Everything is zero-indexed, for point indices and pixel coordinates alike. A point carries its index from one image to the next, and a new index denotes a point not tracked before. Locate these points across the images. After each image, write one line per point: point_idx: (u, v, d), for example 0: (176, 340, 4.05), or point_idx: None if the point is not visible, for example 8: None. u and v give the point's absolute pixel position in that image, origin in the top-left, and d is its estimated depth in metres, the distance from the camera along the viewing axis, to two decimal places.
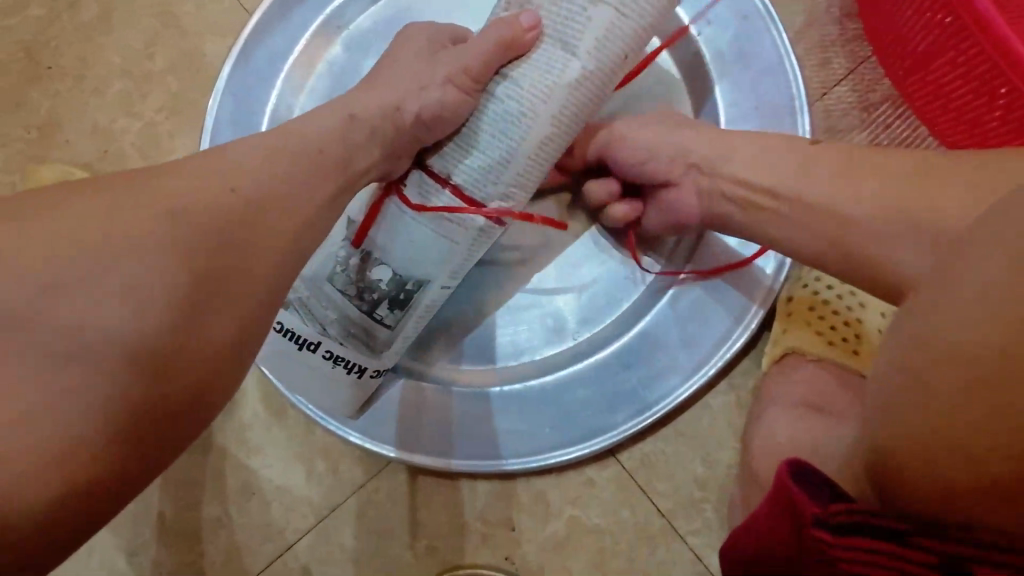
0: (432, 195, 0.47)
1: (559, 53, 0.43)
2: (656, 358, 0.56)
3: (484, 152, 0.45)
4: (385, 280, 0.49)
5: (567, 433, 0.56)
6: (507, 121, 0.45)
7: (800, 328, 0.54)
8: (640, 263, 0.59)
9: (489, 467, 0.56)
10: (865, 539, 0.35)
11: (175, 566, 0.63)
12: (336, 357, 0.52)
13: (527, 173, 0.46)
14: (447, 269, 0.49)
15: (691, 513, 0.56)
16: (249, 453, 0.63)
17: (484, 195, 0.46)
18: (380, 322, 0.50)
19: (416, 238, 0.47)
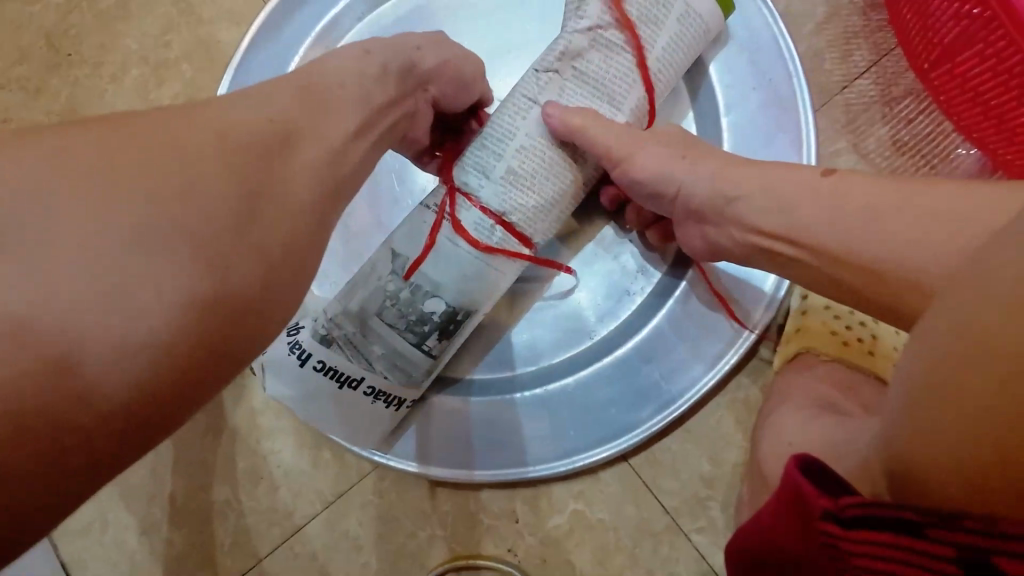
0: (486, 229, 0.49)
1: (607, 108, 0.49)
2: (675, 352, 0.56)
3: (540, 193, 0.49)
4: (438, 312, 0.49)
5: (587, 433, 0.56)
6: (559, 164, 0.49)
7: (814, 326, 0.53)
8: (655, 256, 0.58)
9: (514, 475, 0.56)
10: (872, 528, 0.31)
11: (185, 546, 0.64)
12: (377, 393, 0.52)
13: (565, 213, 0.52)
14: (492, 298, 0.51)
15: (697, 511, 0.55)
16: (258, 438, 0.64)
17: (534, 232, 0.50)
18: (427, 353, 0.51)
19: (471, 271, 0.49)
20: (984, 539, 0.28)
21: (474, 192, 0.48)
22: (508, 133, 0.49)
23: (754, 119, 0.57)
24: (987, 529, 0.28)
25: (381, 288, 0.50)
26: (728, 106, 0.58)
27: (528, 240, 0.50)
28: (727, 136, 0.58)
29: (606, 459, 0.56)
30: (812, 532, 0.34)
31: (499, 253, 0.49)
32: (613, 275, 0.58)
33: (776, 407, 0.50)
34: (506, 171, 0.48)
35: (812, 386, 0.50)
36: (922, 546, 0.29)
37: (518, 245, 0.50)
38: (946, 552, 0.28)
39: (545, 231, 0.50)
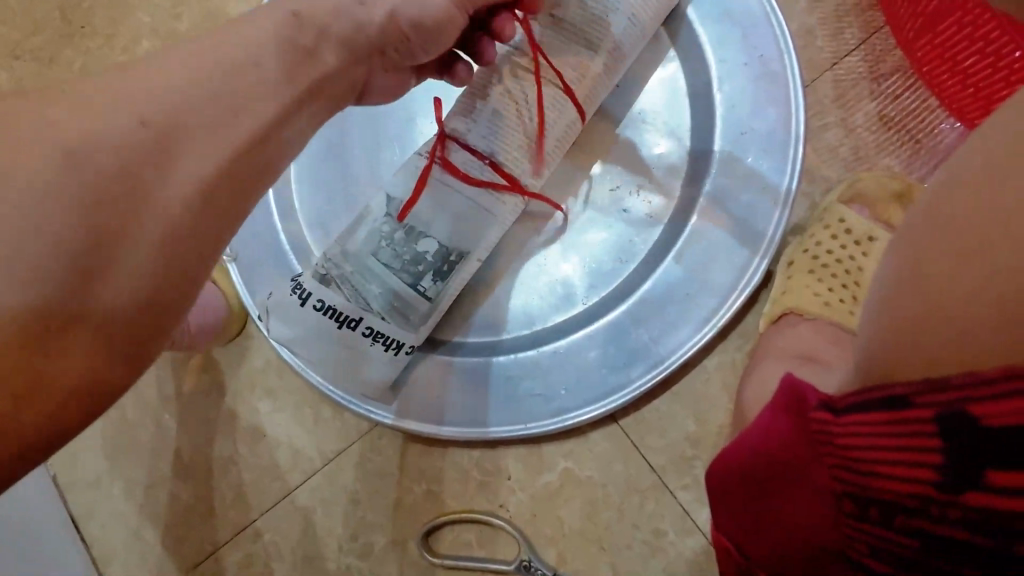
0: (474, 169, 0.52)
1: (585, 49, 0.53)
2: (664, 315, 0.58)
3: (523, 130, 0.52)
4: (431, 252, 0.53)
5: (583, 394, 0.58)
6: (540, 103, 0.52)
7: (798, 289, 0.55)
8: (647, 227, 0.60)
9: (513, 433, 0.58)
10: (866, 407, 0.35)
11: (190, 499, 0.66)
12: (376, 334, 0.55)
13: (553, 154, 0.54)
14: (486, 238, 0.54)
15: (682, 469, 0.57)
16: (261, 397, 0.66)
17: (520, 171, 0.53)
18: (422, 294, 0.54)
19: (462, 211, 0.53)
20: (959, 393, 0.30)
21: (462, 135, 0.53)
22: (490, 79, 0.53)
23: (745, 88, 0.59)
24: (961, 384, 0.30)
25: (378, 230, 0.53)
26: (721, 80, 0.59)
27: (515, 180, 0.53)
28: (719, 107, 0.60)
29: (597, 418, 0.58)
30: (809, 428, 0.38)
31: (487, 190, 0.53)
32: (608, 241, 0.61)
33: (758, 367, 0.53)
34: (489, 112, 0.52)
35: (792, 347, 0.52)
36: (907, 413, 0.32)
37: (505, 185, 0.53)
38: (929, 413, 0.31)
39: (532, 171, 0.53)
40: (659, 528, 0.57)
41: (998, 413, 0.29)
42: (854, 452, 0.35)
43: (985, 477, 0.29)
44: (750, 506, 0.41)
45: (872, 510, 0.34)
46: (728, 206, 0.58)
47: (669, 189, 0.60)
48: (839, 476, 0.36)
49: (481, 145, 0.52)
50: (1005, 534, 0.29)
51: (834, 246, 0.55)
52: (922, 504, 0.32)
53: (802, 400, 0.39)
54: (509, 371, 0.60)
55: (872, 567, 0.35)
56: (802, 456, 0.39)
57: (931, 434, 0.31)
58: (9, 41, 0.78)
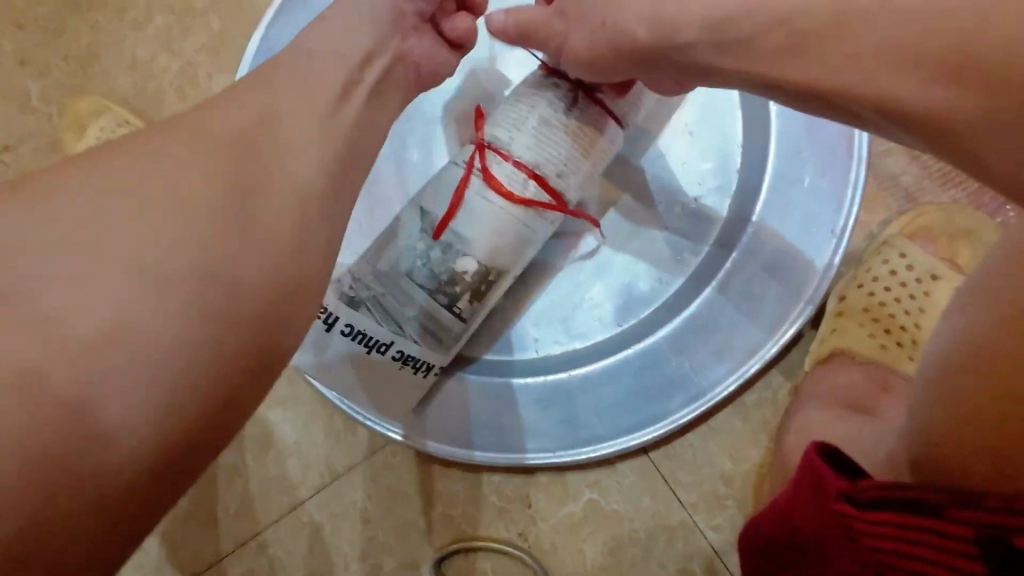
0: (518, 184, 0.47)
1: None
2: (705, 346, 0.54)
3: (571, 144, 0.47)
4: (469, 272, 0.49)
5: (615, 424, 0.55)
6: (589, 116, 0.48)
7: (851, 326, 0.51)
8: (688, 246, 0.57)
9: (539, 460, 0.55)
10: (887, 508, 0.31)
11: (189, 508, 0.63)
12: (406, 358, 0.51)
13: (599, 166, 0.50)
14: (526, 255, 0.50)
15: (714, 508, 0.54)
16: (269, 405, 0.63)
17: (565, 186, 0.48)
18: (457, 316, 0.50)
19: (503, 228, 0.48)
20: (1002, 518, 0.28)
21: (506, 147, 0.47)
22: (533, 89, 0.49)
23: (802, 103, 0.55)
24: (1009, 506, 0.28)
25: (411, 249, 0.49)
26: None
27: (562, 196, 0.48)
28: (774, 122, 0.55)
29: (628, 451, 0.54)
30: (824, 514, 0.35)
31: (532, 208, 0.48)
32: (646, 260, 0.57)
33: (803, 405, 0.50)
34: (534, 122, 0.47)
35: (841, 388, 0.49)
36: (938, 527, 0.30)
37: (550, 201, 0.48)
38: (966, 534, 0.29)
39: (578, 185, 0.49)
40: (686, 568, 0.54)
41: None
42: (881, 554, 0.32)
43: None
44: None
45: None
46: (779, 231, 0.54)
47: (717, 209, 0.57)
48: (859, 566, 0.34)
49: (526, 158, 0.47)
50: None
51: (892, 284, 0.52)
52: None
53: (819, 481, 0.35)
54: (537, 394, 0.57)
55: None
56: (825, 538, 0.35)
57: (969, 553, 0.29)
58: (12, 9, 0.73)
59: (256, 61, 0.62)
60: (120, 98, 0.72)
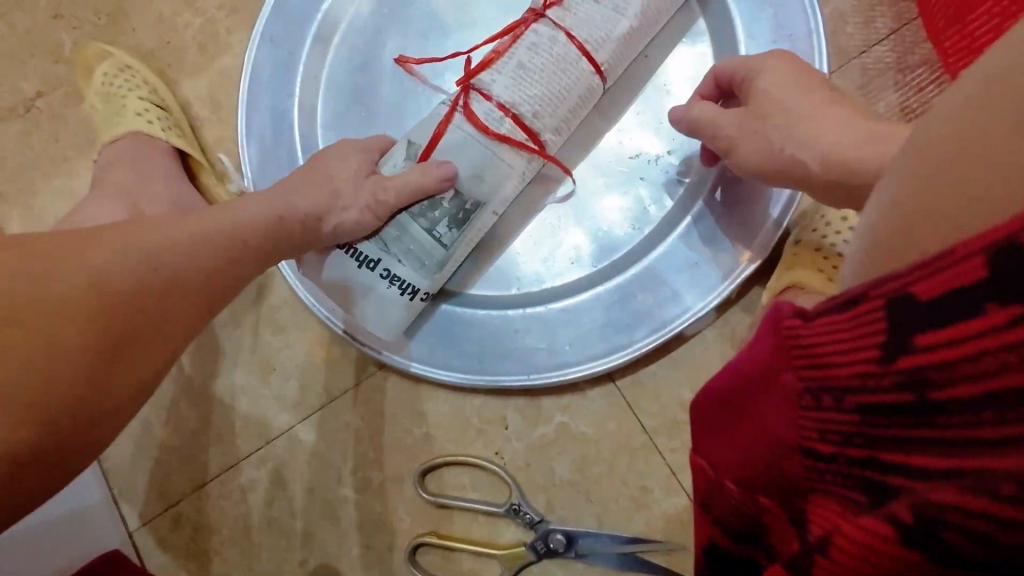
0: (495, 121, 0.53)
1: (611, 12, 0.53)
2: (670, 282, 0.59)
3: (547, 87, 0.53)
4: (448, 198, 0.54)
5: (584, 350, 0.60)
6: (565, 62, 0.53)
7: (806, 266, 0.55)
8: (660, 194, 0.62)
9: (516, 383, 0.61)
10: (830, 307, 0.32)
11: (198, 426, 0.70)
12: (392, 277, 0.55)
13: (572, 112, 0.55)
14: (502, 192, 0.55)
15: (674, 433, 0.60)
16: (275, 333, 0.69)
17: (540, 126, 0.54)
18: (438, 240, 0.55)
19: (480, 157, 0.53)
20: (909, 275, 0.27)
21: (487, 88, 0.53)
22: (517, 36, 0.54)
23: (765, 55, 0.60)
24: (920, 260, 0.27)
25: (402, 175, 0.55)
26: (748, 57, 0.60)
27: (536, 135, 0.54)
28: None
29: (593, 375, 0.60)
30: (777, 336, 0.36)
31: (504, 144, 0.53)
32: (620, 205, 0.62)
33: None
34: (514, 68, 0.53)
35: None
36: (865, 301, 0.29)
37: (525, 139, 0.53)
38: (883, 296, 0.28)
39: (552, 128, 0.54)
40: (645, 486, 0.60)
41: (941, 283, 0.25)
42: (813, 345, 0.32)
43: (918, 340, 0.26)
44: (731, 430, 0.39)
45: (824, 400, 0.31)
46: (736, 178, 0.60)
47: (688, 163, 0.62)
48: (796, 378, 0.34)
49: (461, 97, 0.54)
50: (934, 405, 0.26)
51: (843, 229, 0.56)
52: (865, 382, 0.29)
53: (777, 312, 0.37)
54: (514, 326, 0.62)
55: (826, 462, 0.31)
56: (773, 363, 0.36)
57: (876, 313, 0.28)
58: None
59: (274, 16, 0.68)
60: (145, 51, 0.78)
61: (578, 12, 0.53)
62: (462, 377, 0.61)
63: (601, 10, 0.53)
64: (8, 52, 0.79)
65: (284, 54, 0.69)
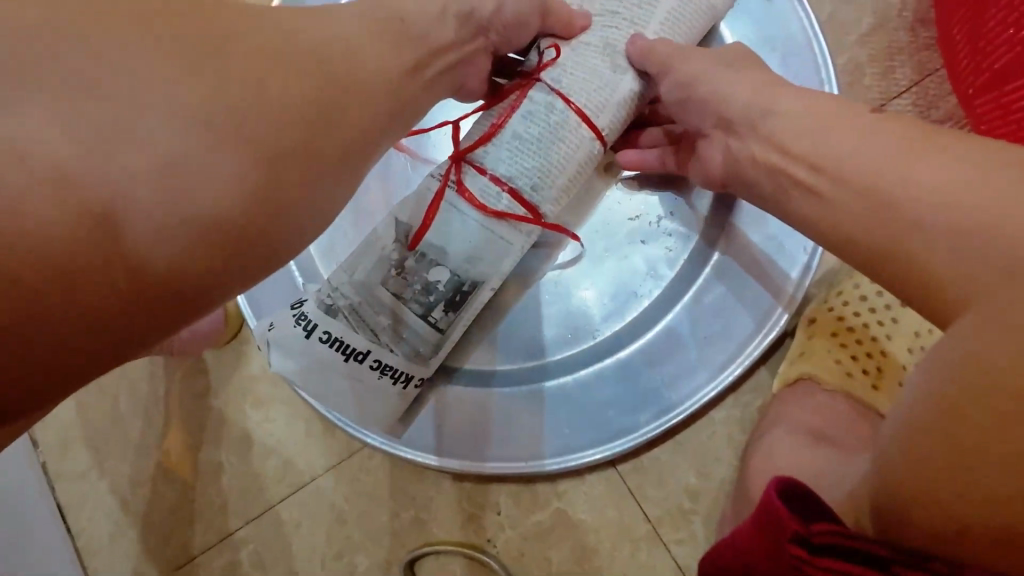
0: (491, 197, 0.48)
1: (611, 72, 0.49)
2: (680, 359, 0.55)
3: (545, 157, 0.48)
4: (442, 281, 0.49)
5: (585, 435, 0.56)
6: (564, 129, 0.48)
7: (821, 354, 0.51)
8: (669, 262, 0.57)
9: (513, 469, 0.56)
10: (840, 557, 0.37)
11: (177, 502, 0.66)
12: (383, 367, 0.51)
13: (575, 178, 0.50)
14: (500, 269, 0.50)
15: (679, 523, 0.55)
16: (255, 405, 0.66)
17: (540, 199, 0.49)
18: (434, 326, 0.51)
19: (476, 237, 0.49)
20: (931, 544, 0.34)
21: (482, 161, 0.49)
22: (512, 103, 0.49)
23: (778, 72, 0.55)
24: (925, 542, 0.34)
25: (387, 257, 0.49)
26: None
27: (536, 208, 0.49)
28: None
29: (596, 462, 0.56)
30: (784, 552, 0.40)
31: (503, 221, 0.49)
32: (624, 273, 0.57)
33: (770, 430, 0.51)
34: (509, 138, 0.48)
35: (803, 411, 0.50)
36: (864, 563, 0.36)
37: (524, 213, 0.49)
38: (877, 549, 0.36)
39: (553, 198, 0.50)
40: None
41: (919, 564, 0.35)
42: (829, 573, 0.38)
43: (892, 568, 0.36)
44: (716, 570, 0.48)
45: None
46: (748, 244, 0.55)
47: (692, 224, 0.57)
48: None
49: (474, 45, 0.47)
50: None
51: (861, 311, 0.52)
52: None
53: (778, 509, 0.40)
54: (511, 404, 0.58)
55: None
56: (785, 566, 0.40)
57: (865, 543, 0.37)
58: None
59: None
60: None
61: (575, 73, 0.49)
62: (459, 463, 0.57)
63: (599, 71, 0.49)
64: None
65: None
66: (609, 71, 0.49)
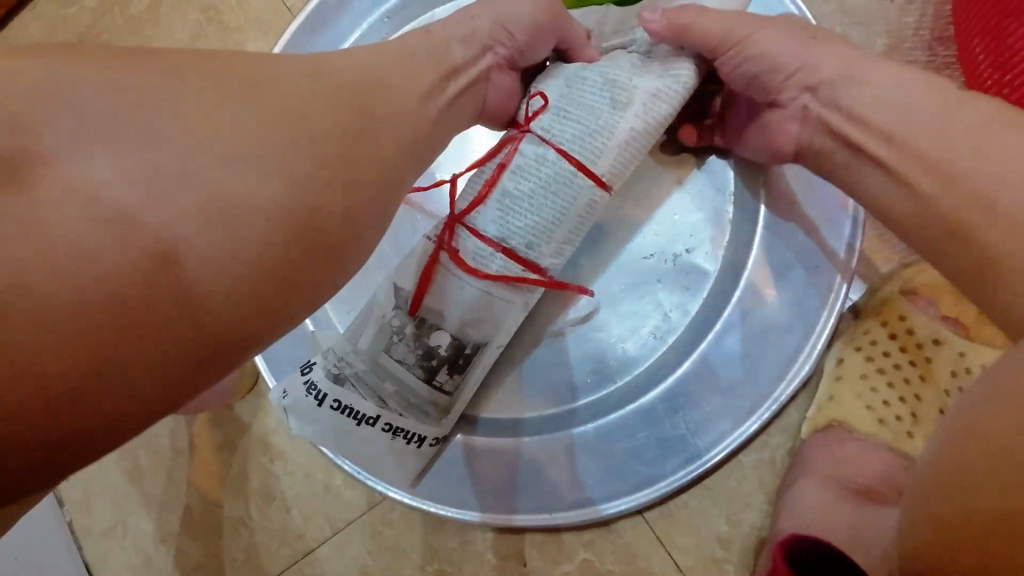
0: (486, 260, 0.47)
1: (609, 114, 0.45)
2: (704, 403, 0.53)
3: (538, 214, 0.46)
4: (444, 345, 0.49)
5: (610, 485, 0.54)
6: (557, 183, 0.46)
7: (849, 396, 0.50)
8: (690, 302, 0.55)
9: (537, 522, 0.55)
10: None
11: (200, 558, 0.66)
12: (395, 430, 0.51)
13: (574, 232, 0.48)
14: (502, 328, 0.49)
15: (711, 571, 0.53)
16: (273, 458, 0.65)
17: (538, 257, 0.47)
18: (440, 388, 0.50)
19: (474, 301, 0.47)
20: None
21: (474, 222, 0.47)
22: (503, 158, 0.48)
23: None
24: None
25: (388, 324, 0.49)
26: None
27: (535, 266, 0.48)
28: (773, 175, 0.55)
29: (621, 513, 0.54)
30: None
31: (500, 282, 0.47)
32: (641, 315, 0.56)
33: (798, 479, 0.50)
34: (499, 196, 0.47)
35: None
36: None
37: (523, 274, 0.47)
38: None
39: (551, 253, 0.48)
40: None
41: None
42: None
43: None
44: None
45: None
46: (774, 283, 0.53)
47: (712, 261, 0.56)
48: None
49: (490, 51, 0.47)
50: None
51: (892, 352, 0.51)
52: None
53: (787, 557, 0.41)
54: (532, 453, 0.56)
55: None
56: None
57: None
58: None
59: None
60: None
61: (565, 120, 0.46)
62: (481, 516, 0.56)
63: (595, 112, 0.45)
64: None
65: None
66: (606, 112, 0.45)
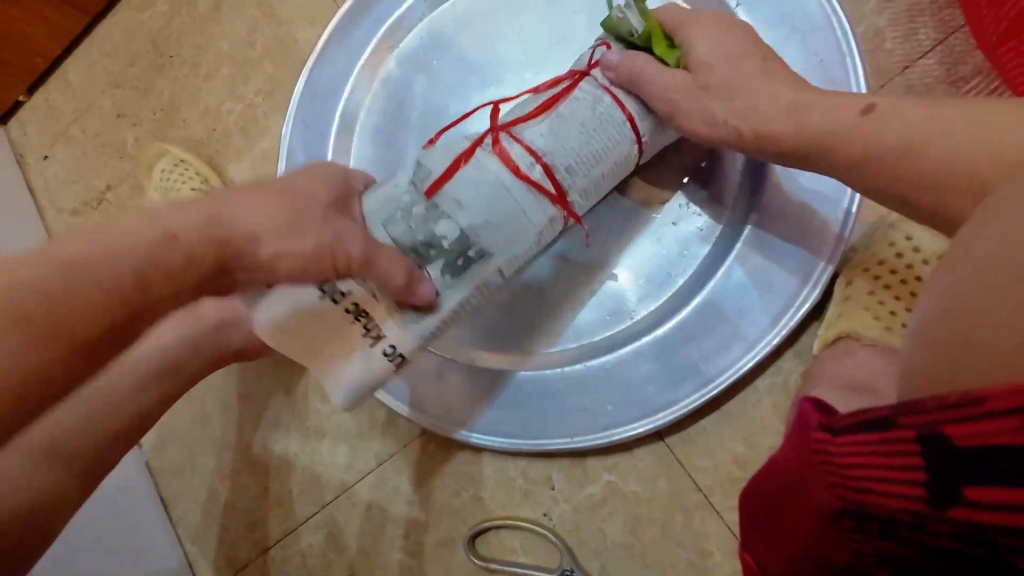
0: (522, 165, 0.50)
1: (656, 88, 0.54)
2: (717, 332, 0.57)
3: (584, 143, 0.51)
4: (450, 238, 0.49)
5: (628, 410, 0.58)
6: (608, 123, 0.52)
7: (857, 311, 0.53)
8: (700, 243, 0.59)
9: (560, 446, 0.59)
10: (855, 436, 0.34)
11: (259, 491, 0.73)
12: (359, 313, 0.49)
13: (605, 175, 0.53)
14: (509, 245, 0.51)
15: (730, 490, 0.56)
16: (323, 399, 0.72)
17: (568, 181, 0.51)
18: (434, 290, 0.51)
19: (494, 200, 0.49)
20: (937, 415, 0.29)
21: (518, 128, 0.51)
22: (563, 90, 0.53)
23: (798, 26, 0.57)
24: (950, 403, 0.28)
25: (402, 200, 0.51)
26: None
27: (560, 187, 0.51)
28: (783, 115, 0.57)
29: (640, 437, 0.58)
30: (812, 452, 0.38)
31: (533, 192, 0.50)
32: (653, 256, 0.60)
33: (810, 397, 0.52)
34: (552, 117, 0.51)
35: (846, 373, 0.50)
36: (891, 435, 0.31)
37: (548, 190, 0.50)
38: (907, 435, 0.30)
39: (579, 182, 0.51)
40: (703, 548, 0.57)
41: (965, 433, 0.27)
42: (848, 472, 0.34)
43: (964, 491, 0.28)
44: (759, 538, 0.44)
45: (867, 527, 0.34)
46: (780, 221, 0.56)
47: (720, 203, 0.59)
48: (837, 499, 0.35)
49: None
50: (987, 540, 0.28)
51: (897, 267, 0.54)
52: (907, 507, 0.31)
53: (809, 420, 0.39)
54: (555, 384, 0.61)
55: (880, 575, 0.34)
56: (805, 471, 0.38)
57: (908, 452, 0.30)
58: (109, 72, 0.86)
59: (302, 102, 0.72)
60: (195, 139, 0.83)
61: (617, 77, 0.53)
62: (508, 442, 0.61)
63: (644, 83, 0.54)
64: (82, 151, 0.87)
65: (315, 135, 0.72)
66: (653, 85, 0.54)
